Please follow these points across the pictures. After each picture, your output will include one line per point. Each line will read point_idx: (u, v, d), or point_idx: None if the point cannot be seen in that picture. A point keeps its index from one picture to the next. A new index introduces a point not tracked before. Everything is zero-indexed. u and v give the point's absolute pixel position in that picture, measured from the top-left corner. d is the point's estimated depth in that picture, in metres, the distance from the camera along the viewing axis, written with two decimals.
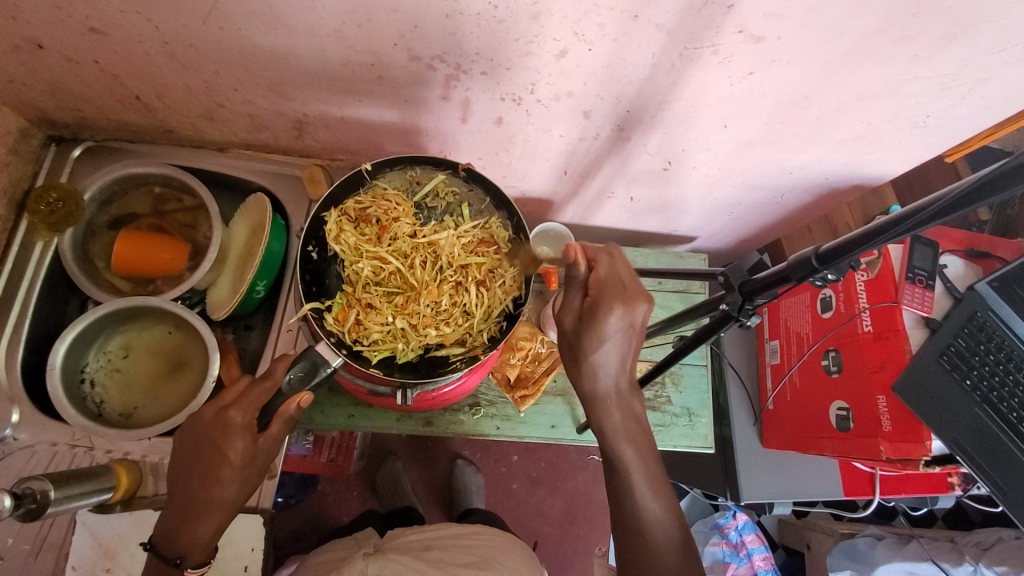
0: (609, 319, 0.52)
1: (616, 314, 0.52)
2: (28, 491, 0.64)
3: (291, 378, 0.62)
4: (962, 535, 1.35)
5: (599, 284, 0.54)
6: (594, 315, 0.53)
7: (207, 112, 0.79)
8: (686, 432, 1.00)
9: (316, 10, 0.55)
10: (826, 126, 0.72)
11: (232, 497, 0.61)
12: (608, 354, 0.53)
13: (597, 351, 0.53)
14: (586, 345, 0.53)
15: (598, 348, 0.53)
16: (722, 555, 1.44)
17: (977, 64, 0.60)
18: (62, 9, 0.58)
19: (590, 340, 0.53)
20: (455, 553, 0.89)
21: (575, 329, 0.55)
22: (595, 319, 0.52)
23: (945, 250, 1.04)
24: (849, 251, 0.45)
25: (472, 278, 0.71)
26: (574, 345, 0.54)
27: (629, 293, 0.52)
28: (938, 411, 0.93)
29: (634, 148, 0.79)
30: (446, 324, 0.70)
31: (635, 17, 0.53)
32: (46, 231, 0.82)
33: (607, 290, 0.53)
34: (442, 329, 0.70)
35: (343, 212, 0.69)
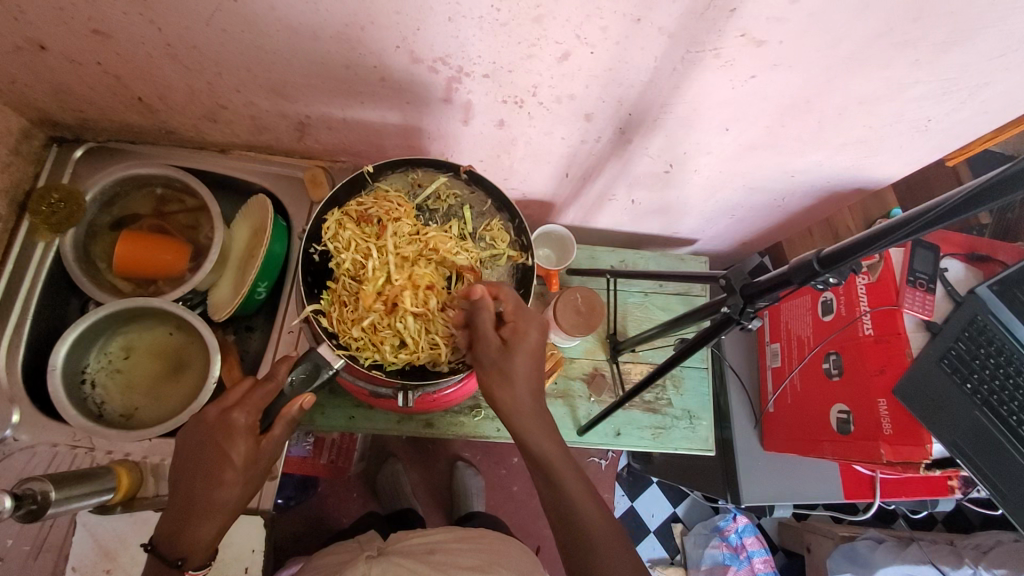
0: (529, 335, 0.61)
1: (534, 336, 0.62)
2: (29, 492, 0.65)
3: (292, 380, 0.63)
4: (962, 539, 1.35)
5: (513, 312, 0.62)
6: (515, 339, 0.61)
7: (209, 113, 0.79)
8: (687, 434, 1.00)
9: (320, 12, 0.55)
10: (827, 129, 0.72)
11: (235, 498, 0.61)
12: (527, 375, 0.61)
13: (518, 371, 0.61)
14: (512, 363, 0.61)
15: (522, 364, 0.61)
16: (722, 558, 1.43)
17: (978, 69, 0.60)
18: (65, 11, 0.59)
19: (513, 361, 0.61)
20: (455, 557, 0.88)
21: (500, 354, 0.61)
22: (516, 341, 0.61)
23: (945, 253, 1.04)
24: (851, 255, 0.45)
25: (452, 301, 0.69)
26: (501, 369, 0.61)
27: (535, 320, 0.63)
28: (939, 415, 0.93)
29: (636, 151, 0.79)
30: (419, 345, 0.67)
31: (638, 21, 0.53)
32: (47, 231, 0.82)
33: (523, 316, 0.62)
34: (415, 349, 0.67)
35: (343, 213, 0.68)
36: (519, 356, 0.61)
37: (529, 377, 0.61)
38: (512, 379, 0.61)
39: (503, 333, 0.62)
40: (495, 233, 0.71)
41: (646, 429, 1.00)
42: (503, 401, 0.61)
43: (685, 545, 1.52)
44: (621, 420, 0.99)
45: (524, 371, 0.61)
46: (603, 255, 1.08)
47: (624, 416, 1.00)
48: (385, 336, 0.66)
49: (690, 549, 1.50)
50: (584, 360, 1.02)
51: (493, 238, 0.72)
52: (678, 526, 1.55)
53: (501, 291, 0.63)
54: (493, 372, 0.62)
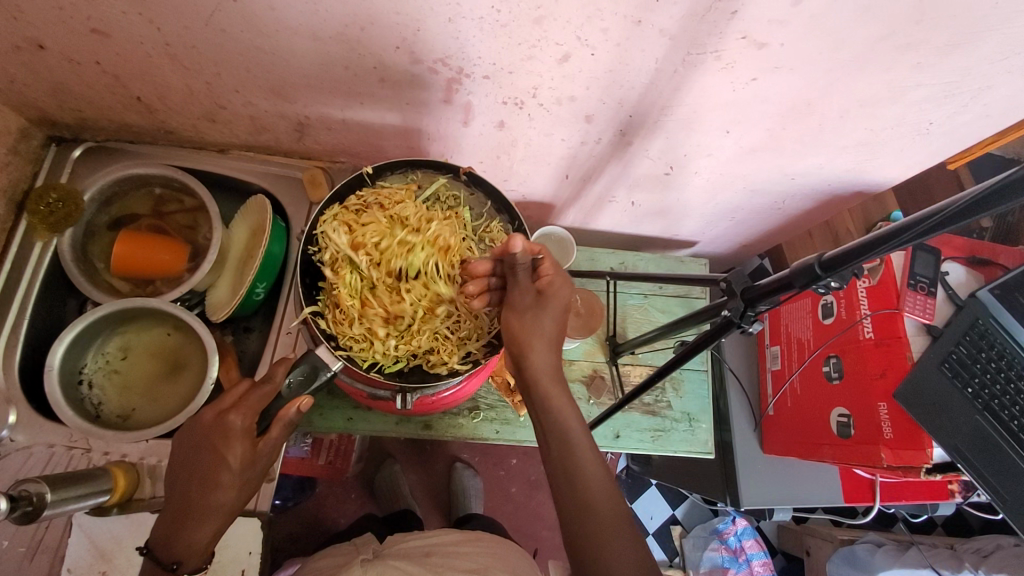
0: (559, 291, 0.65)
1: (564, 291, 0.66)
2: (24, 493, 0.64)
3: (290, 382, 0.62)
4: (962, 543, 1.35)
5: (549, 269, 0.65)
6: (549, 291, 0.65)
7: (208, 113, 0.79)
8: (687, 437, 1.00)
9: (320, 12, 0.55)
10: (829, 132, 0.72)
11: (232, 501, 0.61)
12: (554, 327, 0.65)
13: (548, 320, 0.64)
14: (543, 314, 0.64)
15: (551, 318, 0.65)
16: (722, 561, 1.42)
17: (980, 72, 0.60)
18: (64, 10, 0.58)
19: (546, 309, 0.64)
20: (453, 560, 0.88)
21: (536, 303, 0.64)
22: (547, 291, 0.65)
23: (946, 257, 1.04)
24: (853, 259, 0.45)
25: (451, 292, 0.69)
26: (534, 315, 0.64)
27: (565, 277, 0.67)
28: (941, 419, 0.92)
29: (636, 153, 0.79)
30: (416, 338, 0.68)
31: (639, 22, 0.53)
32: (45, 231, 0.82)
33: (558, 274, 0.66)
34: (412, 341, 0.68)
35: (340, 213, 0.67)
36: (550, 309, 0.65)
37: (553, 329, 0.65)
38: (541, 329, 0.64)
39: (538, 286, 0.65)
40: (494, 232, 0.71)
41: (645, 431, 0.99)
42: (532, 359, 0.63)
43: (684, 548, 1.51)
44: (621, 422, 0.99)
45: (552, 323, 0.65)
46: (603, 257, 1.07)
47: (623, 418, 1.00)
48: (381, 331, 0.67)
49: (690, 551, 1.50)
50: (583, 362, 1.01)
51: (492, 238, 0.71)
52: (678, 529, 1.55)
53: (540, 250, 0.63)
54: (525, 319, 0.64)
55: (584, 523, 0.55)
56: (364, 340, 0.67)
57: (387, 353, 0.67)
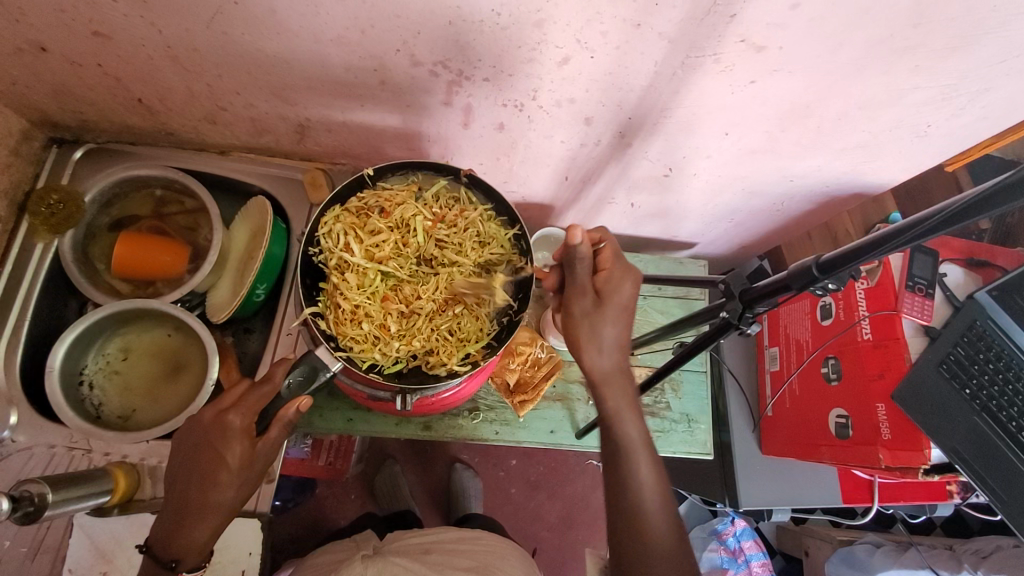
0: (623, 288, 0.56)
1: (629, 287, 0.56)
2: (25, 494, 0.65)
3: (289, 383, 0.62)
4: (961, 544, 1.35)
5: (610, 259, 0.57)
6: (609, 291, 0.56)
7: (209, 115, 0.79)
8: (685, 438, 1.00)
9: (321, 15, 0.55)
10: (827, 134, 0.72)
11: (231, 500, 0.61)
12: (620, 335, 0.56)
13: (609, 329, 0.55)
14: (603, 319, 0.55)
15: (613, 322, 0.55)
16: (721, 562, 1.42)
17: (977, 75, 0.60)
18: (66, 13, 0.59)
19: (607, 317, 0.55)
20: (452, 559, 0.88)
21: (595, 308, 0.55)
22: (610, 291, 0.56)
23: (945, 258, 1.04)
24: (850, 261, 0.45)
25: (454, 294, 0.69)
26: (592, 325, 0.55)
27: (631, 270, 0.57)
28: (939, 420, 0.93)
29: (636, 155, 0.79)
30: (417, 339, 0.68)
31: (638, 26, 0.54)
32: (47, 232, 0.82)
33: (619, 266, 0.57)
34: (413, 342, 0.68)
35: (343, 215, 0.68)
36: (612, 311, 0.55)
37: (618, 335, 0.56)
38: (602, 339, 0.55)
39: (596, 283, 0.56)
40: (494, 236, 0.71)
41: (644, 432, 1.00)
42: (592, 366, 0.56)
43: None
44: None
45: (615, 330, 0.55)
46: None
47: None
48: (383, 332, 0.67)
49: None
50: None
51: (495, 242, 0.71)
52: None
53: (601, 237, 0.58)
54: (582, 329, 0.56)
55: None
56: (364, 340, 0.66)
57: (388, 354, 0.67)
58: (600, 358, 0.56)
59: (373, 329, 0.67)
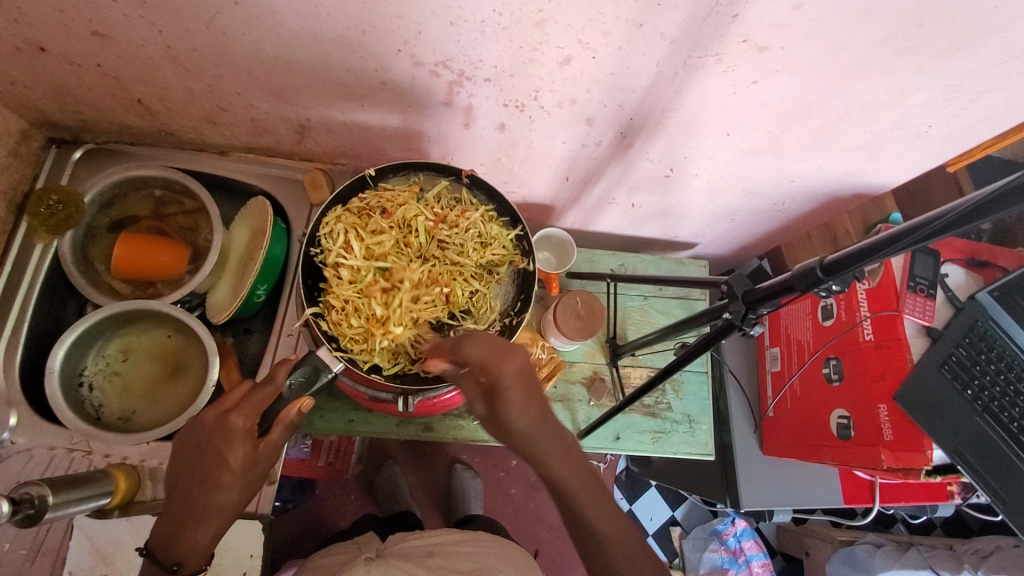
0: (503, 387, 0.58)
1: (509, 373, 0.58)
2: (26, 496, 0.64)
3: (292, 384, 0.61)
4: (961, 543, 1.36)
5: (477, 368, 0.59)
6: (494, 396, 0.59)
7: (209, 115, 0.79)
8: (687, 439, 1.00)
9: (321, 16, 0.55)
10: (829, 135, 0.72)
11: (234, 502, 0.61)
12: (526, 415, 0.59)
13: (513, 413, 0.59)
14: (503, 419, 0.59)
15: (515, 418, 0.59)
16: (722, 562, 1.43)
17: (979, 76, 0.60)
18: (65, 13, 0.58)
19: (506, 411, 0.59)
20: (454, 561, 0.88)
21: (489, 408, 0.60)
22: (495, 391, 0.59)
23: (946, 259, 1.04)
24: (855, 263, 0.44)
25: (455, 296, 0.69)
26: (497, 421, 0.60)
27: (501, 366, 0.58)
28: (942, 421, 0.93)
29: (637, 155, 0.79)
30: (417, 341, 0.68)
31: (640, 26, 0.53)
32: (46, 233, 0.82)
33: (490, 361, 0.58)
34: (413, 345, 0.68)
35: (345, 215, 0.67)
36: (507, 406, 0.59)
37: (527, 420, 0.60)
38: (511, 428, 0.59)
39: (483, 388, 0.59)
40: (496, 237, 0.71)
41: (646, 433, 0.99)
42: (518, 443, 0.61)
43: (684, 549, 1.52)
44: (621, 424, 0.99)
45: (520, 423, 0.59)
46: (603, 259, 1.07)
47: (623, 420, 0.99)
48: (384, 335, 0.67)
49: (690, 552, 1.50)
50: (584, 363, 1.01)
51: (498, 244, 0.71)
52: (678, 530, 1.55)
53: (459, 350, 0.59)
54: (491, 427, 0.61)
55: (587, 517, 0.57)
56: (364, 341, 0.66)
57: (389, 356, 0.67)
58: (521, 435, 0.60)
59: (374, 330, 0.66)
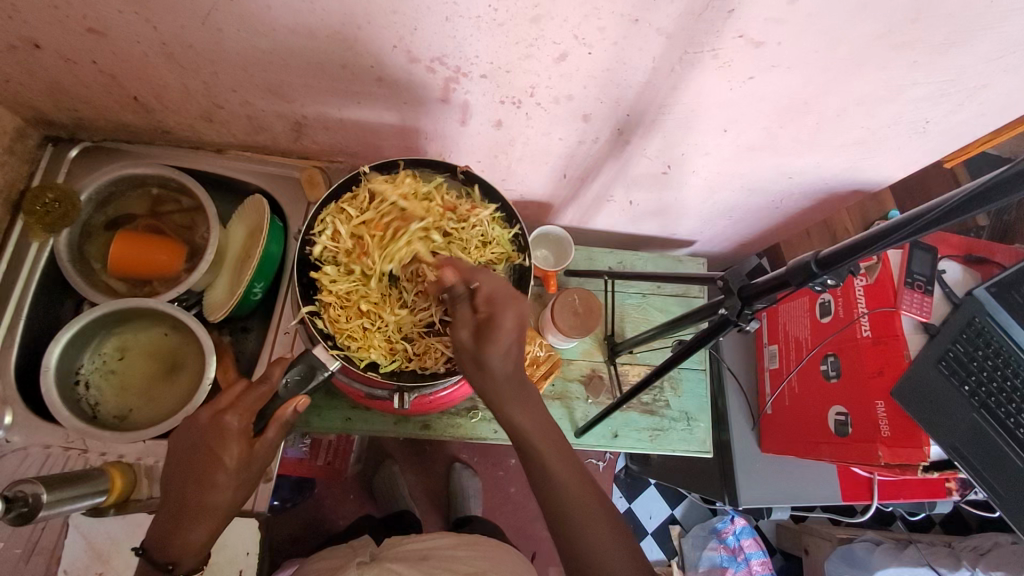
0: (503, 323, 0.54)
1: (508, 322, 0.54)
2: (20, 494, 0.64)
3: (287, 382, 0.63)
4: (960, 541, 1.36)
5: (485, 299, 0.56)
6: (488, 327, 0.55)
7: (205, 113, 0.79)
8: (685, 436, 1.00)
9: (317, 11, 0.55)
10: (825, 131, 0.72)
11: (228, 502, 0.61)
12: (506, 358, 0.55)
13: (495, 358, 0.54)
14: (484, 355, 0.55)
15: (498, 358, 0.55)
16: (721, 560, 1.43)
17: (976, 71, 0.60)
18: (60, 9, 0.58)
19: (488, 350, 0.54)
20: (449, 563, 0.88)
21: (475, 341, 0.55)
22: (487, 327, 0.55)
23: (944, 255, 1.04)
24: (847, 257, 0.45)
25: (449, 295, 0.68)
26: (475, 357, 0.55)
27: (511, 303, 0.56)
28: (937, 417, 0.93)
29: (634, 152, 0.79)
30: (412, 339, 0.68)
31: (636, 21, 0.53)
32: (41, 231, 0.82)
33: (495, 298, 0.56)
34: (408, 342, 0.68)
35: (341, 211, 0.67)
36: (492, 344, 0.54)
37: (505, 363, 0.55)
38: (487, 371, 0.55)
39: (477, 317, 0.56)
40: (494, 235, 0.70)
41: (644, 430, 0.99)
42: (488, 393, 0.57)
43: (683, 548, 1.52)
44: (619, 422, 0.99)
45: (501, 366, 0.55)
46: (601, 257, 1.07)
47: (621, 417, 0.99)
48: (380, 331, 0.67)
49: (688, 551, 1.50)
50: (582, 361, 1.01)
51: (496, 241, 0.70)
52: (677, 528, 1.55)
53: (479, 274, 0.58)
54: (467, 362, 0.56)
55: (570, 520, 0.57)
56: (360, 337, 0.67)
57: (384, 353, 0.68)
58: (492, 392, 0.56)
59: (370, 327, 0.67)
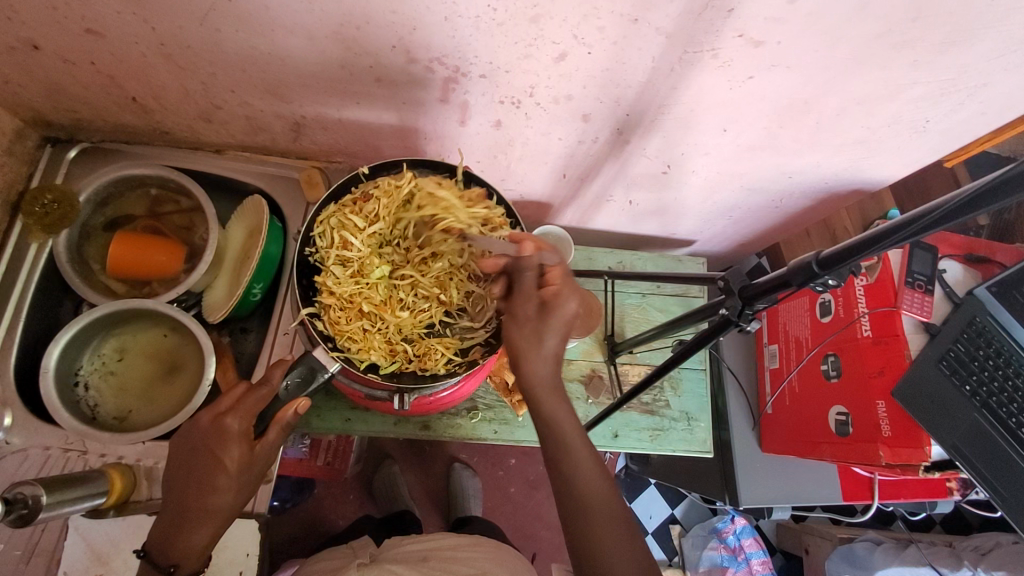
0: (567, 304, 0.59)
1: (570, 307, 0.59)
2: (20, 496, 0.64)
3: (287, 384, 0.62)
4: (961, 540, 1.35)
5: (557, 278, 0.60)
6: (555, 303, 0.58)
7: (204, 113, 0.79)
8: (685, 436, 1.00)
9: (315, 11, 0.55)
10: (825, 130, 0.72)
11: (229, 505, 0.61)
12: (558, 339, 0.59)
13: (553, 338, 0.58)
14: (545, 330, 0.58)
15: (555, 337, 0.58)
16: (722, 560, 1.42)
17: (977, 69, 0.60)
18: (58, 10, 0.58)
19: (549, 328, 0.58)
20: (450, 564, 0.88)
21: (538, 314, 0.58)
22: (555, 306, 0.58)
23: (945, 254, 1.04)
24: (849, 257, 0.44)
25: (451, 296, 0.68)
26: (535, 329, 0.58)
27: (577, 291, 0.60)
28: (939, 417, 0.92)
29: (634, 152, 0.79)
30: (413, 339, 0.68)
31: (635, 20, 0.53)
32: (41, 232, 0.82)
33: (566, 283, 0.60)
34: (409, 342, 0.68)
35: (341, 211, 0.67)
36: (554, 322, 0.58)
37: (556, 346, 0.58)
38: (542, 346, 0.57)
39: (543, 294, 0.59)
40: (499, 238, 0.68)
41: (644, 431, 0.99)
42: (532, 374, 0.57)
43: (683, 548, 1.52)
44: (619, 422, 0.99)
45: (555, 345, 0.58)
46: (601, 257, 1.07)
47: (622, 417, 0.99)
48: (380, 332, 0.67)
49: (689, 551, 1.50)
50: (582, 361, 1.01)
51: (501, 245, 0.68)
52: (677, 528, 1.55)
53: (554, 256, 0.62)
54: (522, 331, 0.58)
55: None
56: (360, 338, 0.66)
57: (385, 354, 0.67)
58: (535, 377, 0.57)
59: (370, 328, 0.66)
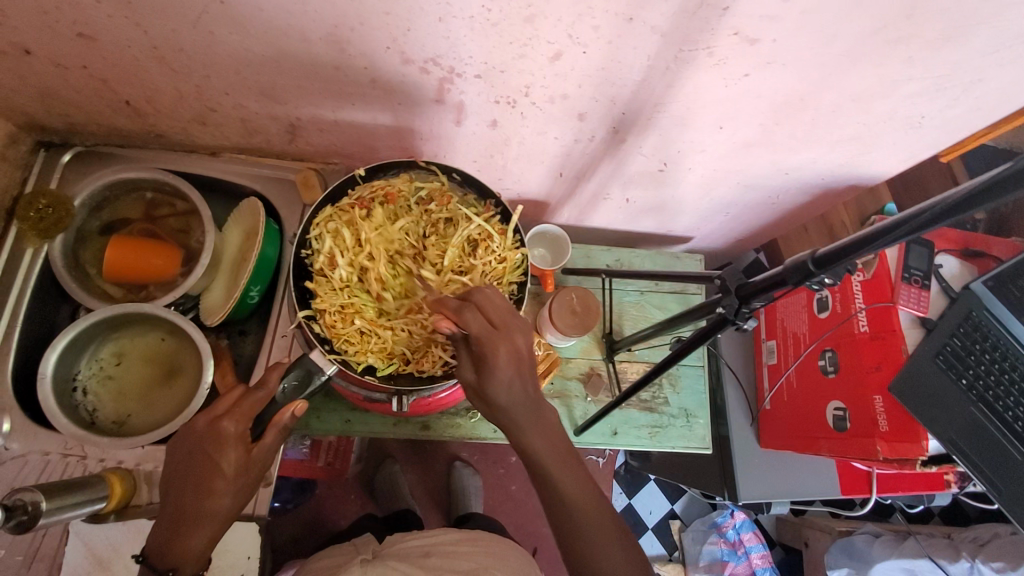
0: (496, 359, 0.53)
1: (502, 358, 0.52)
2: (20, 503, 0.64)
3: (284, 387, 0.63)
4: (959, 532, 1.37)
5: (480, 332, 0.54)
6: (485, 364, 0.53)
7: (198, 116, 0.78)
8: (684, 432, 1.00)
9: (309, 13, 0.54)
10: (822, 127, 0.72)
11: (226, 508, 0.61)
12: (509, 390, 0.53)
13: (500, 393, 0.53)
14: (488, 390, 0.54)
15: (501, 391, 0.53)
16: (721, 554, 1.46)
17: (972, 64, 0.59)
18: (49, 15, 0.57)
19: (492, 388, 0.53)
20: (450, 561, 0.87)
21: (478, 380, 0.55)
22: (485, 373, 0.53)
23: (940, 249, 1.04)
24: (847, 254, 0.44)
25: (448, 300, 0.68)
26: (482, 394, 0.54)
27: (506, 339, 0.53)
28: (935, 412, 0.94)
29: (631, 150, 0.79)
30: (409, 343, 0.68)
31: (631, 19, 0.53)
32: (35, 237, 0.81)
33: (487, 334, 0.53)
34: (404, 346, 0.68)
35: (337, 215, 0.67)
36: (495, 378, 0.53)
37: (508, 398, 0.54)
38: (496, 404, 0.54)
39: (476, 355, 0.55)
40: (503, 252, 0.69)
41: (643, 428, 1.00)
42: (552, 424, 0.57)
43: (683, 542, 1.52)
44: (617, 419, 0.99)
45: (506, 398, 0.54)
46: (598, 254, 1.07)
47: (620, 415, 0.99)
48: (376, 336, 0.67)
49: (689, 545, 1.51)
50: (580, 359, 1.01)
51: (500, 254, 0.69)
52: (677, 522, 1.55)
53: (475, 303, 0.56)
54: (476, 399, 0.56)
55: (552, 500, 0.57)
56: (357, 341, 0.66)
57: (382, 357, 0.67)
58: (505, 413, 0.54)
59: (366, 330, 0.67)
